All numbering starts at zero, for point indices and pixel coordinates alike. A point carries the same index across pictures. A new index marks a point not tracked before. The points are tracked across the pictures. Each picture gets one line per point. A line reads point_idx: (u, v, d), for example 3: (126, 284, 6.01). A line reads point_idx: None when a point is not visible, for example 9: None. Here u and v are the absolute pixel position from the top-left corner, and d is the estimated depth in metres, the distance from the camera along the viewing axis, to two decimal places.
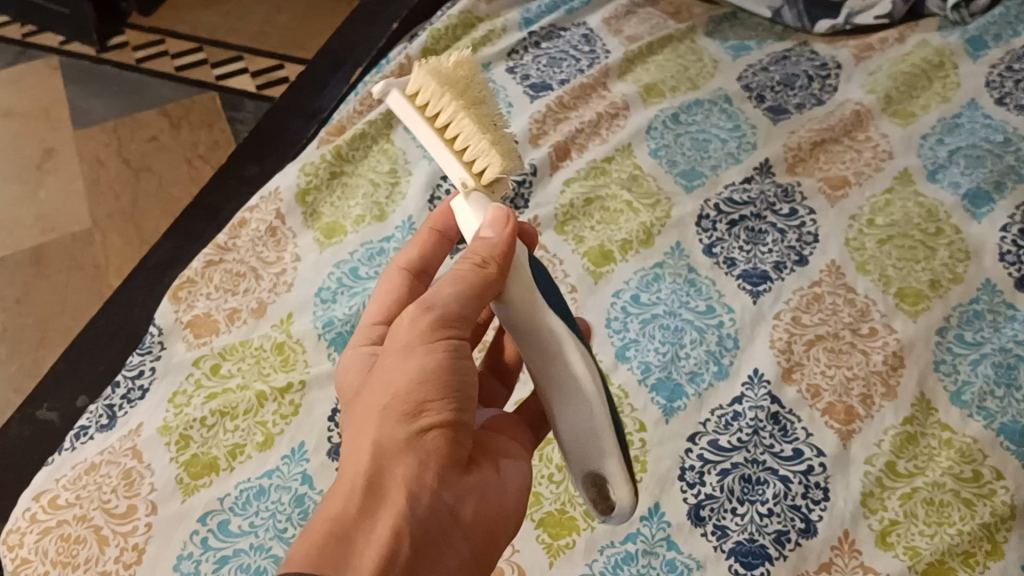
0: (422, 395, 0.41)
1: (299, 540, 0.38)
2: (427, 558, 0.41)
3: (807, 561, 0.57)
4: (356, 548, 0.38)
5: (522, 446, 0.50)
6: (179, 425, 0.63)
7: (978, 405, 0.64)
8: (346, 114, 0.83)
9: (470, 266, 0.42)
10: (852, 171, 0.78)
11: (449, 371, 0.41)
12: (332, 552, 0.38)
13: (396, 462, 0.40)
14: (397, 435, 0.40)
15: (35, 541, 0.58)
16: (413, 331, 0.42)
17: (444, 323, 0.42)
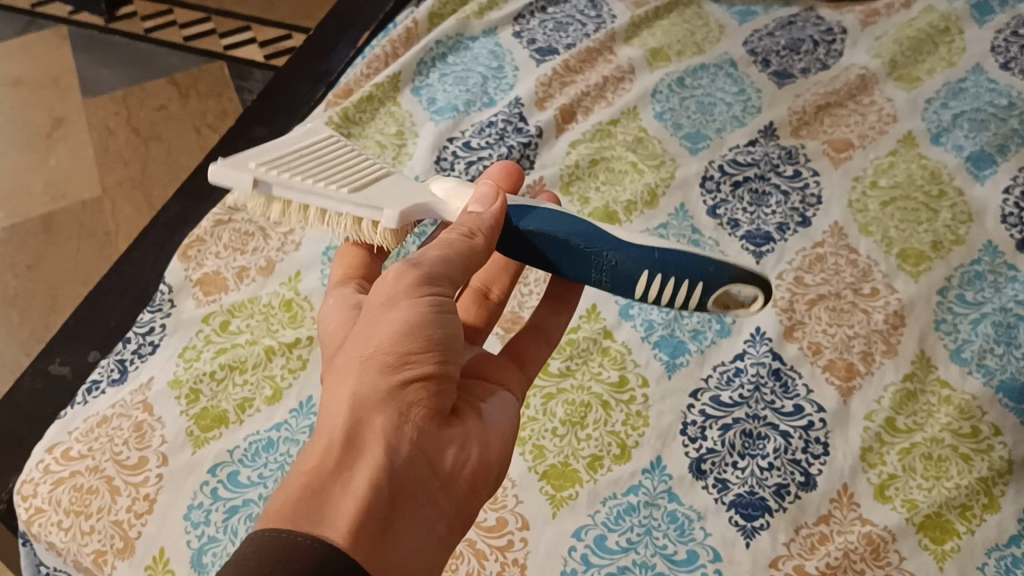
0: (403, 349, 0.42)
1: (277, 492, 0.39)
2: (407, 509, 0.41)
3: (807, 513, 0.58)
4: (332, 500, 0.38)
5: (511, 394, 0.53)
6: (189, 379, 0.64)
7: (978, 363, 0.65)
8: (354, 78, 0.84)
9: (460, 235, 0.44)
10: (855, 134, 0.79)
11: (431, 325, 0.43)
12: (308, 505, 0.38)
13: (375, 413, 0.41)
14: (379, 388, 0.41)
15: (48, 491, 0.59)
16: (398, 285, 0.43)
17: (430, 280, 0.44)
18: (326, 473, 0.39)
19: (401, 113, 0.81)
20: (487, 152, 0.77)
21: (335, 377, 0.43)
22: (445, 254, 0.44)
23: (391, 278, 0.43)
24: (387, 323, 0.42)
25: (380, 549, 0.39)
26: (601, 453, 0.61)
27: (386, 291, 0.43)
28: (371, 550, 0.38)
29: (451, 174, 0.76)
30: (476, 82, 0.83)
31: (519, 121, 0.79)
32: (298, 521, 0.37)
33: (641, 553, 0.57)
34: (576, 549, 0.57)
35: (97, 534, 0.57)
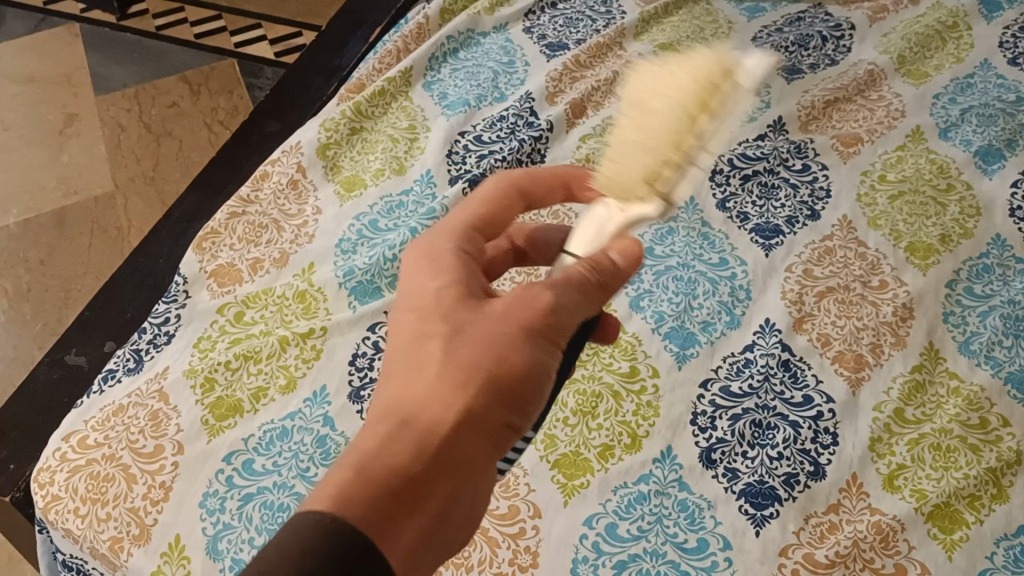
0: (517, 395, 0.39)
1: (342, 471, 0.35)
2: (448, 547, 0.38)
3: (816, 502, 0.59)
4: (409, 511, 0.35)
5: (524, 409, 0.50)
6: (204, 368, 0.64)
7: (985, 355, 0.65)
8: (366, 73, 0.84)
9: (587, 271, 0.42)
10: (864, 129, 0.79)
11: (544, 369, 0.40)
12: (390, 508, 0.35)
13: (471, 438, 0.38)
14: (487, 406, 0.38)
15: (65, 479, 0.60)
16: (532, 307, 0.40)
17: (559, 319, 0.40)
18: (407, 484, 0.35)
19: (413, 108, 0.81)
20: (498, 146, 0.78)
21: (421, 369, 0.39)
22: (569, 290, 0.41)
23: (529, 294, 0.40)
24: (521, 357, 0.39)
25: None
26: (611, 442, 0.61)
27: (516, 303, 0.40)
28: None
29: (462, 167, 0.77)
30: (487, 77, 0.84)
31: (530, 116, 0.80)
32: (370, 517, 0.34)
33: (652, 541, 0.57)
34: (588, 537, 0.57)
35: (114, 521, 0.58)
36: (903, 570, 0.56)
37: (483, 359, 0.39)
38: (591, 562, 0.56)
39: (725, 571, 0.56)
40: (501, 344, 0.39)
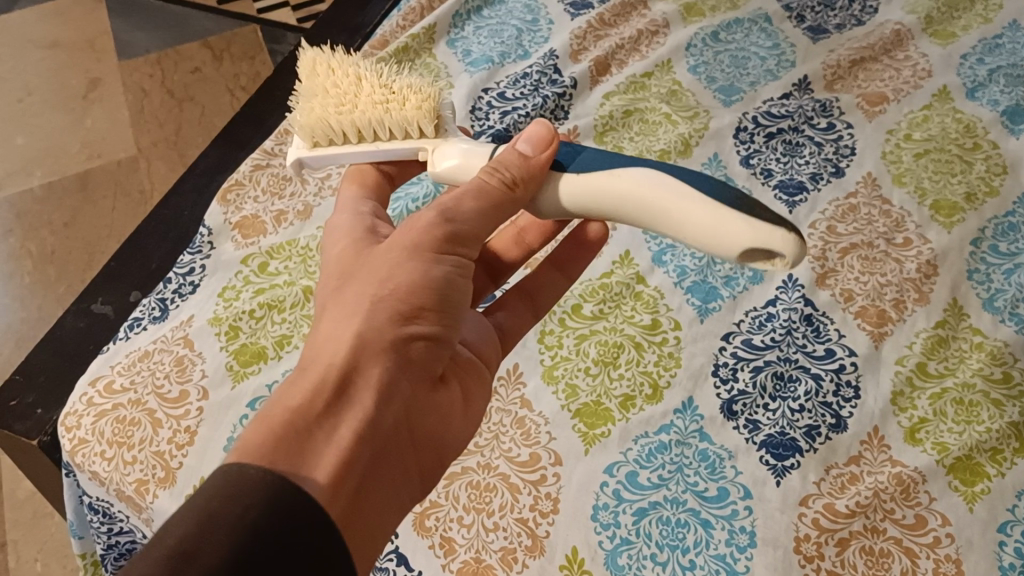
0: (415, 303, 0.41)
1: (259, 420, 0.37)
2: (383, 468, 0.40)
3: (837, 454, 0.59)
4: (317, 441, 0.37)
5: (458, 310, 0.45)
6: (229, 316, 0.65)
7: (1010, 312, 0.65)
8: (389, 29, 0.84)
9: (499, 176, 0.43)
10: (890, 88, 0.79)
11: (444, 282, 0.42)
12: (294, 440, 0.36)
13: (376, 362, 0.40)
14: (384, 335, 0.41)
15: (91, 423, 0.61)
16: (426, 234, 0.42)
17: (455, 238, 0.43)
18: (310, 416, 0.37)
19: (436, 65, 0.81)
20: (522, 102, 0.77)
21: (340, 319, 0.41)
22: (482, 200, 0.43)
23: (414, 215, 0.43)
24: (420, 273, 0.42)
25: (354, 500, 0.37)
26: (633, 392, 0.62)
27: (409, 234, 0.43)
28: (346, 506, 0.36)
29: (485, 123, 0.76)
30: (511, 35, 0.84)
31: (554, 73, 0.80)
32: (280, 450, 0.35)
33: (672, 489, 0.57)
34: (608, 485, 0.58)
35: (139, 464, 0.59)
36: (924, 520, 0.56)
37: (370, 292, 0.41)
38: (612, 509, 0.57)
39: (746, 519, 0.56)
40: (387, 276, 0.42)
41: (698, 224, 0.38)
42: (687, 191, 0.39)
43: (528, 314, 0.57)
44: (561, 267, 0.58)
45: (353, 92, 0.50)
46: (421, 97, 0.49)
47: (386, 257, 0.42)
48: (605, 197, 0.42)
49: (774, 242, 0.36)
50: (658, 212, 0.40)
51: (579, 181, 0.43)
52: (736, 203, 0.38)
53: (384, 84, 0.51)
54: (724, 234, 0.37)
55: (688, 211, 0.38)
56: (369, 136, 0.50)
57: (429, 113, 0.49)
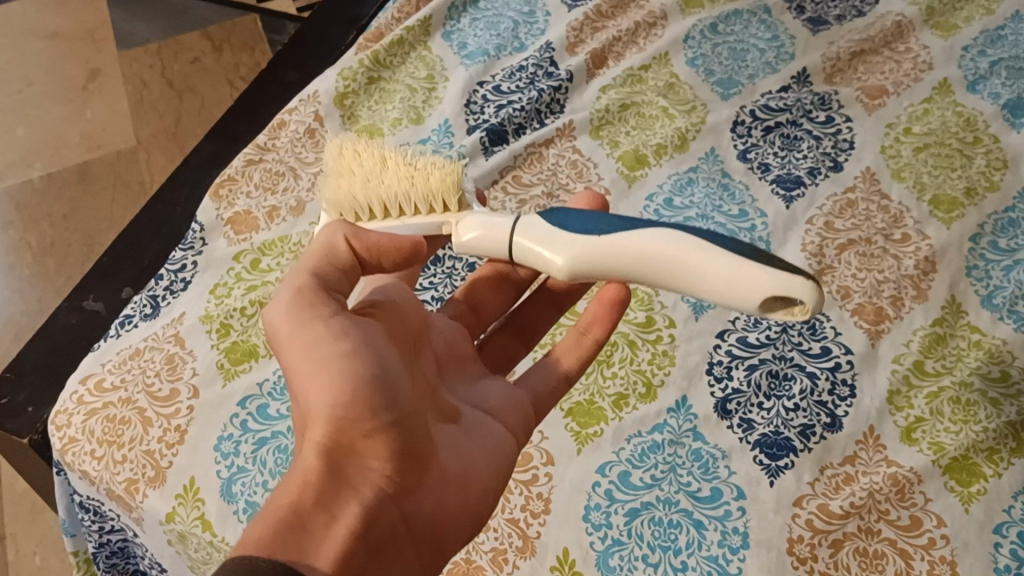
0: (371, 386, 0.38)
1: (252, 527, 0.35)
2: (379, 557, 0.38)
3: (832, 453, 0.58)
4: (311, 542, 0.35)
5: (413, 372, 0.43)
6: (220, 314, 0.65)
7: (1008, 309, 0.64)
8: (385, 22, 0.83)
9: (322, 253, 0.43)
10: (890, 81, 0.78)
11: (365, 350, 0.39)
12: (289, 542, 0.34)
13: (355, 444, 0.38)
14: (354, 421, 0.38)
15: (82, 421, 0.60)
16: (300, 312, 0.40)
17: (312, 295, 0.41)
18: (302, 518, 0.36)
19: (432, 58, 0.80)
20: (517, 96, 0.77)
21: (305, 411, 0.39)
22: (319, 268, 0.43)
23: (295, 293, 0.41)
24: (349, 351, 0.39)
25: None
26: (626, 391, 0.61)
27: (295, 315, 0.40)
28: None
29: (480, 117, 0.76)
30: (507, 27, 0.83)
31: (550, 66, 0.79)
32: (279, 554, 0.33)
33: (665, 490, 0.57)
34: (600, 485, 0.57)
35: (129, 463, 0.59)
36: (919, 521, 0.55)
37: (312, 375, 0.39)
38: (604, 509, 0.56)
39: (739, 520, 0.55)
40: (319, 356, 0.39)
41: (719, 270, 0.38)
42: (710, 247, 0.40)
43: (554, 376, 0.53)
44: (580, 330, 0.54)
45: (377, 167, 0.50)
46: (446, 172, 0.49)
47: (303, 335, 0.40)
48: (620, 251, 0.42)
49: (795, 289, 0.37)
50: (676, 266, 0.40)
51: (599, 242, 0.43)
52: (757, 257, 0.38)
53: (408, 160, 0.51)
54: (744, 283, 0.38)
55: (712, 266, 0.39)
56: (393, 210, 0.50)
57: (454, 186, 0.49)
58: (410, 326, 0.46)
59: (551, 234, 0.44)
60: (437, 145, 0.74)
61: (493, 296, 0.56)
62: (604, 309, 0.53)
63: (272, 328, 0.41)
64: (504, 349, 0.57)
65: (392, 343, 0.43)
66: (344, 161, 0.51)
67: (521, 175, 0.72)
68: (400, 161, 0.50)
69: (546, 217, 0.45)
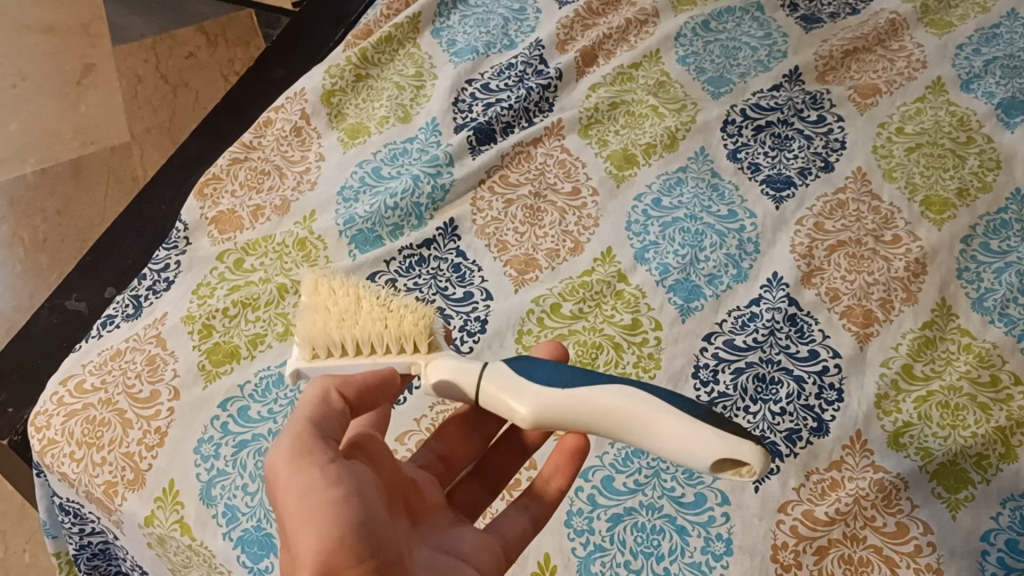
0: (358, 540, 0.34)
1: None
2: None
3: (818, 459, 0.58)
4: None
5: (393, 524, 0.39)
6: (202, 314, 0.64)
7: (1000, 312, 0.64)
8: (373, 18, 0.82)
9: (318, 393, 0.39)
10: (883, 79, 0.77)
11: (355, 501, 0.35)
12: None
13: None
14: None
15: (61, 423, 0.60)
16: (295, 448, 0.36)
17: (310, 434, 0.37)
18: None
19: (420, 55, 0.80)
20: (506, 94, 0.76)
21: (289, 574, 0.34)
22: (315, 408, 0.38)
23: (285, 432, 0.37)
24: (340, 497, 0.35)
25: None
26: None
27: (286, 457, 0.36)
28: None
29: (468, 115, 0.75)
30: (497, 24, 0.82)
31: (539, 64, 0.78)
32: None
33: (648, 495, 0.56)
34: (583, 490, 0.56)
35: (108, 465, 0.58)
36: (905, 528, 0.55)
37: (299, 524, 0.34)
38: (586, 515, 0.55)
39: (723, 526, 0.55)
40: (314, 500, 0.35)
41: (673, 434, 0.38)
42: (665, 408, 0.39)
43: (525, 520, 0.50)
44: (547, 476, 0.52)
45: (352, 306, 0.48)
46: (419, 314, 0.49)
47: (295, 477, 0.35)
48: (579, 406, 0.42)
49: (743, 453, 0.36)
50: (632, 426, 0.40)
51: (561, 396, 0.42)
52: (709, 418, 0.38)
53: (382, 300, 0.49)
54: (694, 449, 0.38)
55: (667, 429, 0.39)
56: (364, 349, 0.48)
57: (425, 330, 0.48)
58: (383, 476, 0.42)
59: (517, 385, 0.44)
60: (425, 144, 0.73)
61: (461, 448, 0.53)
62: (568, 451, 0.50)
63: (266, 471, 0.37)
64: (473, 498, 0.53)
65: (379, 495, 0.38)
66: (318, 301, 0.49)
67: (509, 174, 0.71)
68: (374, 301, 0.49)
69: (516, 366, 0.45)
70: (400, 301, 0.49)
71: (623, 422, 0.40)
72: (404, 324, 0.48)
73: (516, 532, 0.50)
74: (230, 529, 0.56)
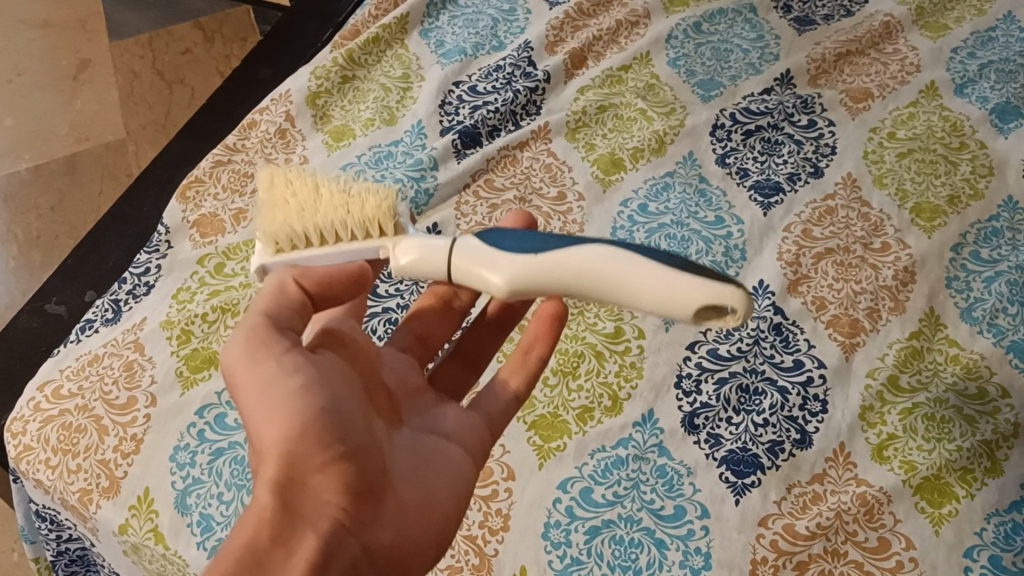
0: (318, 428, 0.38)
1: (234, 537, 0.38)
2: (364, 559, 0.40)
3: (800, 472, 0.57)
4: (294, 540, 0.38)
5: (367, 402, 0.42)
6: (181, 319, 0.63)
7: (988, 322, 0.63)
8: (361, 18, 0.81)
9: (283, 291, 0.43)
10: (876, 83, 0.76)
11: (319, 385, 0.39)
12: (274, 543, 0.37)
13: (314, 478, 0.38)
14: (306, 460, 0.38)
15: (38, 429, 0.60)
16: (252, 345, 0.40)
17: (268, 331, 0.40)
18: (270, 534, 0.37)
19: (408, 56, 0.79)
20: (493, 97, 0.75)
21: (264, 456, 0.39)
22: (275, 305, 0.42)
23: (243, 330, 0.40)
24: (297, 386, 0.39)
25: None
26: (591, 404, 0.60)
27: (242, 356, 0.40)
28: None
29: (454, 118, 0.74)
30: (486, 25, 0.81)
31: (528, 66, 0.77)
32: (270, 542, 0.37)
33: (627, 507, 0.55)
34: (561, 502, 0.56)
35: (83, 473, 0.58)
36: (887, 544, 0.54)
37: (259, 418, 0.39)
38: (564, 527, 0.55)
39: (702, 540, 0.54)
40: (268, 396, 0.38)
41: (649, 283, 0.37)
42: (640, 259, 0.38)
43: (509, 393, 0.50)
44: (527, 355, 0.50)
45: (311, 196, 0.46)
46: (381, 199, 0.46)
47: (250, 378, 0.39)
48: (554, 269, 0.39)
49: (725, 297, 0.35)
50: (608, 282, 0.38)
51: (535, 263, 0.40)
52: (688, 266, 0.37)
53: (342, 188, 0.47)
54: (673, 293, 0.36)
55: (644, 279, 0.37)
56: (329, 239, 0.45)
57: (389, 212, 0.45)
58: (360, 361, 0.44)
59: (490, 257, 0.41)
60: (409, 147, 0.72)
61: (437, 329, 0.53)
62: (546, 323, 0.50)
63: (227, 370, 0.41)
64: (457, 379, 0.54)
65: (349, 376, 0.42)
66: (275, 193, 0.46)
67: (494, 178, 0.71)
68: (333, 188, 0.46)
69: (487, 241, 0.42)
70: (358, 190, 0.46)
71: (598, 278, 0.38)
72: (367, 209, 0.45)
73: (502, 404, 0.50)
74: (204, 538, 0.55)
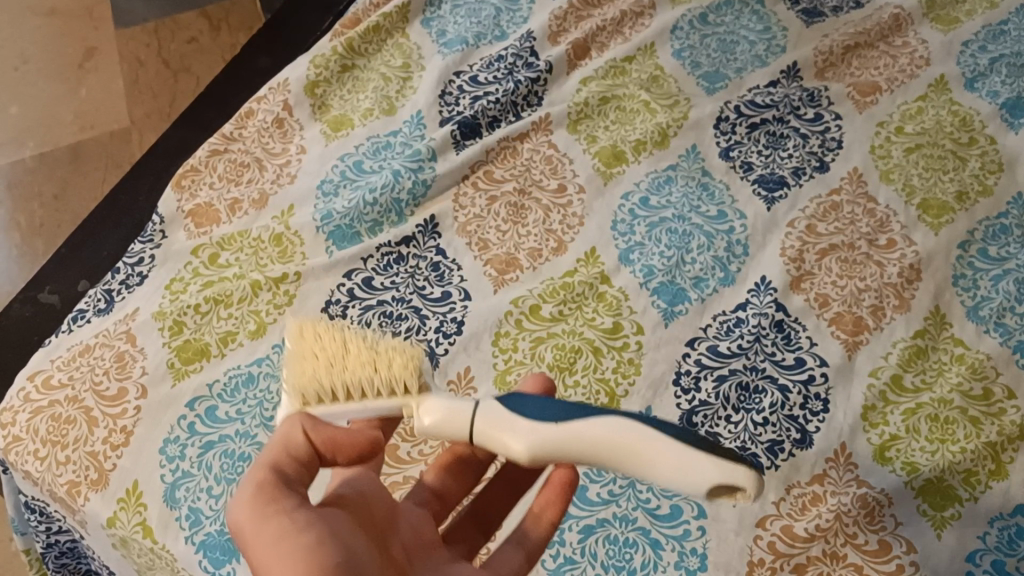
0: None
1: None
2: None
3: (800, 472, 0.55)
4: None
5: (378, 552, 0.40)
6: (173, 310, 0.62)
7: (995, 322, 0.61)
8: (362, 7, 0.80)
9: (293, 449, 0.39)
10: (884, 77, 0.74)
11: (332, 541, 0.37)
12: None
13: None
14: None
15: (27, 420, 0.58)
16: (262, 501, 0.37)
17: (278, 488, 0.38)
18: None
19: (409, 46, 0.78)
20: (494, 87, 0.74)
21: None
22: (284, 460, 0.39)
23: (249, 487, 0.38)
24: (312, 540, 0.36)
25: None
26: (587, 401, 0.58)
27: (253, 516, 0.37)
28: None
29: (454, 109, 0.73)
30: (488, 14, 0.80)
31: (530, 56, 0.76)
32: None
33: (622, 506, 0.54)
34: None
35: (72, 465, 0.56)
36: (887, 547, 0.53)
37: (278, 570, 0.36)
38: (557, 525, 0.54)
39: (698, 541, 0.53)
40: (284, 552, 0.36)
41: (668, 462, 0.35)
42: (658, 435, 0.36)
43: (519, 557, 0.45)
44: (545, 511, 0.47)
45: (338, 350, 0.42)
46: (409, 356, 0.42)
47: (264, 536, 0.36)
48: (575, 442, 0.37)
49: (739, 478, 0.34)
50: (626, 455, 0.36)
51: (555, 432, 0.37)
52: (705, 443, 0.35)
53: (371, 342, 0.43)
54: (691, 474, 0.34)
55: (664, 457, 0.35)
56: (354, 395, 0.41)
57: (417, 372, 0.41)
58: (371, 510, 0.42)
59: (509, 423, 0.38)
60: (408, 138, 0.71)
61: (454, 485, 0.48)
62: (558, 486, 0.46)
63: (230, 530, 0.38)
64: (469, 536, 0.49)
65: (362, 531, 0.40)
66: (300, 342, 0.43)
67: (493, 170, 0.70)
68: (362, 343, 0.42)
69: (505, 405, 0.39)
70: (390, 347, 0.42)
71: (621, 450, 0.36)
72: (396, 367, 0.41)
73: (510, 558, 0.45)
74: (193, 532, 0.54)
